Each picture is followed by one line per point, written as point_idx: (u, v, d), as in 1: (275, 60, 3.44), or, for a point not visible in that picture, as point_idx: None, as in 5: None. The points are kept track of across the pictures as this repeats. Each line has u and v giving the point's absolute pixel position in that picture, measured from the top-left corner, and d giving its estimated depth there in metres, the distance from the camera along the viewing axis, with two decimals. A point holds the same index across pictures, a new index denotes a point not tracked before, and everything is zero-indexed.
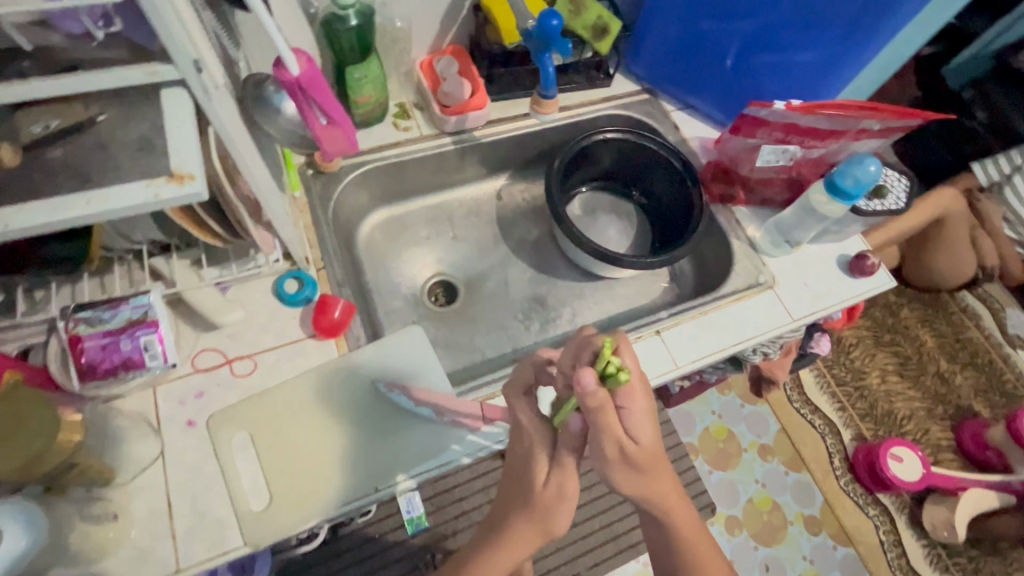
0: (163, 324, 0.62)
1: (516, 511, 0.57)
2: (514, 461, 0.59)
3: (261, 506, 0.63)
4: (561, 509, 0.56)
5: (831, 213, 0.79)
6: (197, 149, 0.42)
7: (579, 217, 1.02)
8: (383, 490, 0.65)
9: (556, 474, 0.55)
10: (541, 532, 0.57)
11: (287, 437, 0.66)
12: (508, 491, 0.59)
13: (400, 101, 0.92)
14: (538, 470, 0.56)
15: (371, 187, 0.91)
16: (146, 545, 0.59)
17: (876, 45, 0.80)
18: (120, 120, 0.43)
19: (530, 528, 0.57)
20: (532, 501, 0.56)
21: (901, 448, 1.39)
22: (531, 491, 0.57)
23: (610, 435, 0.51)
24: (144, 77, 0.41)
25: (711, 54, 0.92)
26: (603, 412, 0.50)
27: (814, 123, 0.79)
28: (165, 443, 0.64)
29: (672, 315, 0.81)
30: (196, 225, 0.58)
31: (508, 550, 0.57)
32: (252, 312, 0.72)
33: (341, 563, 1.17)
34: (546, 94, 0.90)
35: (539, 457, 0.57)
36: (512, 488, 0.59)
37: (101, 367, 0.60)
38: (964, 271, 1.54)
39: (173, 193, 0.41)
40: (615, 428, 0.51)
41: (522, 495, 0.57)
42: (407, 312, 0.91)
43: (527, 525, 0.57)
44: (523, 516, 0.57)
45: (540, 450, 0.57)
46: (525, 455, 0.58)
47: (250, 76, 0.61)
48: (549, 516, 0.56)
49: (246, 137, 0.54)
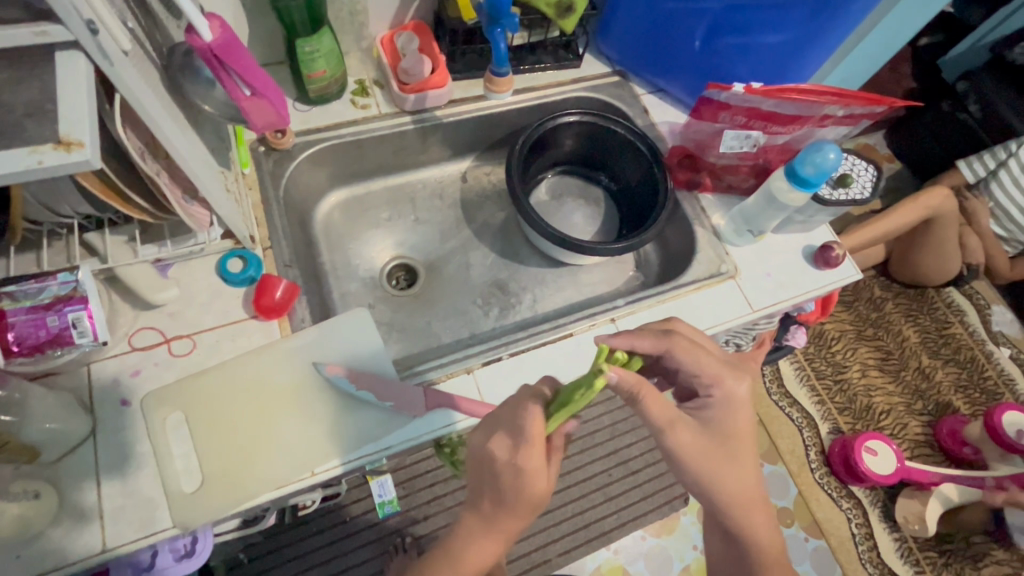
0: (94, 301, 0.59)
1: (489, 503, 0.54)
2: (474, 460, 0.56)
3: (192, 487, 0.62)
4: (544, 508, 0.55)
5: (793, 202, 0.77)
6: (91, 117, 0.41)
7: (544, 202, 1.00)
8: (319, 474, 0.64)
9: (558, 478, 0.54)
10: (524, 520, 0.55)
11: (223, 418, 0.65)
12: (478, 491, 0.55)
13: (360, 78, 0.90)
14: (541, 484, 0.52)
15: (328, 166, 0.89)
16: (71, 526, 0.58)
17: (843, 26, 0.78)
18: (9, 83, 0.41)
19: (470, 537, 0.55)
20: (508, 497, 0.53)
21: (876, 441, 1.38)
22: (523, 498, 0.52)
23: (645, 411, 0.55)
24: (33, 39, 0.40)
25: (680, 37, 0.89)
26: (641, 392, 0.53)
27: (776, 108, 0.78)
28: (97, 421, 0.63)
29: (628, 304, 0.79)
30: (116, 196, 0.55)
31: (497, 536, 0.55)
32: (191, 290, 0.70)
33: (310, 545, 1.17)
34: (499, 71, 0.87)
35: (536, 473, 0.51)
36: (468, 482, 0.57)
37: (27, 342, 0.58)
38: (950, 270, 1.51)
39: (59, 160, 0.40)
40: (660, 400, 0.55)
41: (499, 497, 0.53)
42: (364, 295, 0.89)
43: (518, 518, 0.54)
44: (468, 513, 0.56)
45: (538, 470, 0.51)
46: (515, 481, 0.52)
47: (178, 43, 0.58)
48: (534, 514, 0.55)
49: (167, 107, 0.52)
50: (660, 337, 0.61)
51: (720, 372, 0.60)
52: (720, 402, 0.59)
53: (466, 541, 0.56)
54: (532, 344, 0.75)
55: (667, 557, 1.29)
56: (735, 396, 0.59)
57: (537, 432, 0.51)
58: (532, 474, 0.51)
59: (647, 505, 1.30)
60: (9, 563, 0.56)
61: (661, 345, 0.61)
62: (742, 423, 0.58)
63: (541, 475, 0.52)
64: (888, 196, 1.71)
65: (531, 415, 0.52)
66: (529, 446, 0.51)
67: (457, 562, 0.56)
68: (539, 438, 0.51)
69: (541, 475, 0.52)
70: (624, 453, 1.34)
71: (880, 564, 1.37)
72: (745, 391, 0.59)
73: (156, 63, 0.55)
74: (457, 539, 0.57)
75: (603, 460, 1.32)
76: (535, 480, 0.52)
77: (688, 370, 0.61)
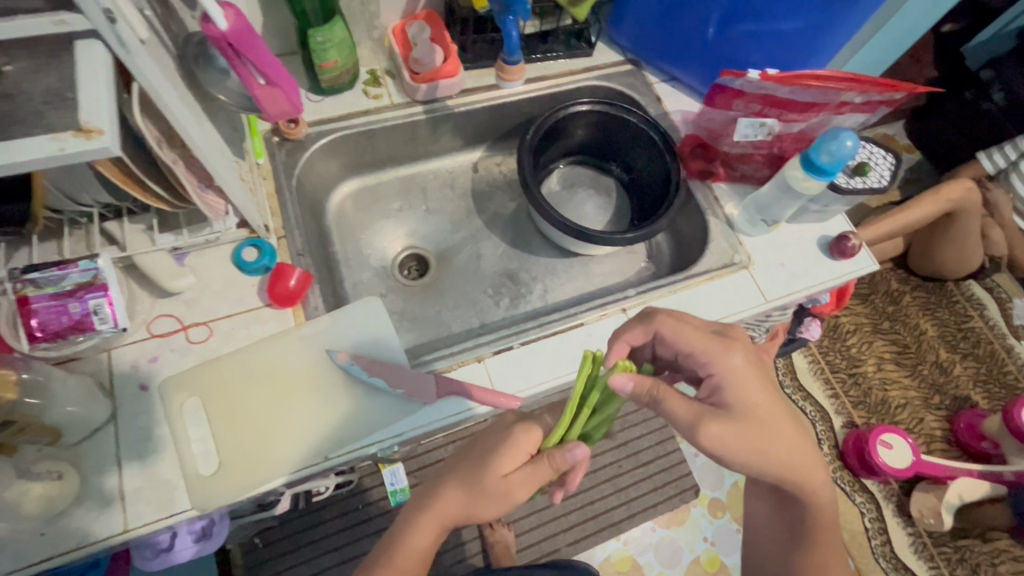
0: (114, 288, 0.61)
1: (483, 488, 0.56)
2: (469, 454, 0.60)
3: (209, 470, 0.63)
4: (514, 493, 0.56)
5: (809, 190, 0.76)
6: (110, 102, 0.42)
7: (556, 192, 1.00)
8: (333, 459, 0.65)
9: (525, 470, 0.56)
10: (500, 505, 0.56)
11: (239, 403, 0.67)
12: (462, 463, 0.59)
13: (372, 67, 0.90)
14: (504, 467, 0.56)
15: (340, 157, 0.90)
16: (93, 507, 0.60)
17: (863, 13, 0.76)
18: (30, 72, 0.42)
19: (424, 522, 0.58)
20: (469, 471, 0.58)
21: (891, 434, 1.35)
22: (478, 473, 0.57)
23: (667, 408, 0.56)
24: (52, 28, 0.40)
25: (694, 24, 0.88)
26: (661, 391, 0.55)
27: (792, 95, 0.78)
28: (117, 405, 0.64)
29: (639, 294, 0.79)
30: (133, 184, 0.56)
31: (432, 518, 0.58)
32: (207, 278, 0.72)
33: (324, 531, 1.19)
34: (511, 59, 0.87)
35: (511, 452, 0.57)
36: (452, 466, 0.60)
37: (50, 328, 0.60)
38: (971, 262, 1.48)
39: (80, 147, 0.41)
40: (682, 399, 0.56)
41: (474, 477, 0.57)
42: (376, 284, 0.90)
43: (458, 493, 0.57)
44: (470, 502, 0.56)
45: (513, 455, 0.57)
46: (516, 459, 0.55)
47: (193, 33, 0.59)
48: (483, 501, 0.56)
49: (182, 97, 0.53)
50: (645, 324, 0.64)
51: (710, 349, 0.60)
52: (721, 379, 0.59)
53: (413, 521, 0.58)
54: (542, 334, 0.75)
55: (677, 548, 1.28)
56: (735, 371, 0.59)
57: (528, 440, 0.57)
58: (511, 445, 0.57)
59: (657, 496, 1.30)
60: (34, 541, 0.57)
61: (649, 329, 0.63)
62: (755, 394, 0.59)
63: (511, 458, 0.57)
64: (907, 187, 1.67)
65: (529, 434, 0.58)
66: (527, 430, 0.58)
67: (395, 546, 0.58)
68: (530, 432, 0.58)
69: (518, 450, 0.57)
70: (634, 444, 1.34)
71: (893, 559, 1.36)
72: (739, 362, 0.59)
73: (170, 53, 0.55)
74: (408, 522, 0.59)
75: (613, 451, 1.33)
76: (503, 457, 0.56)
77: (680, 349, 0.62)
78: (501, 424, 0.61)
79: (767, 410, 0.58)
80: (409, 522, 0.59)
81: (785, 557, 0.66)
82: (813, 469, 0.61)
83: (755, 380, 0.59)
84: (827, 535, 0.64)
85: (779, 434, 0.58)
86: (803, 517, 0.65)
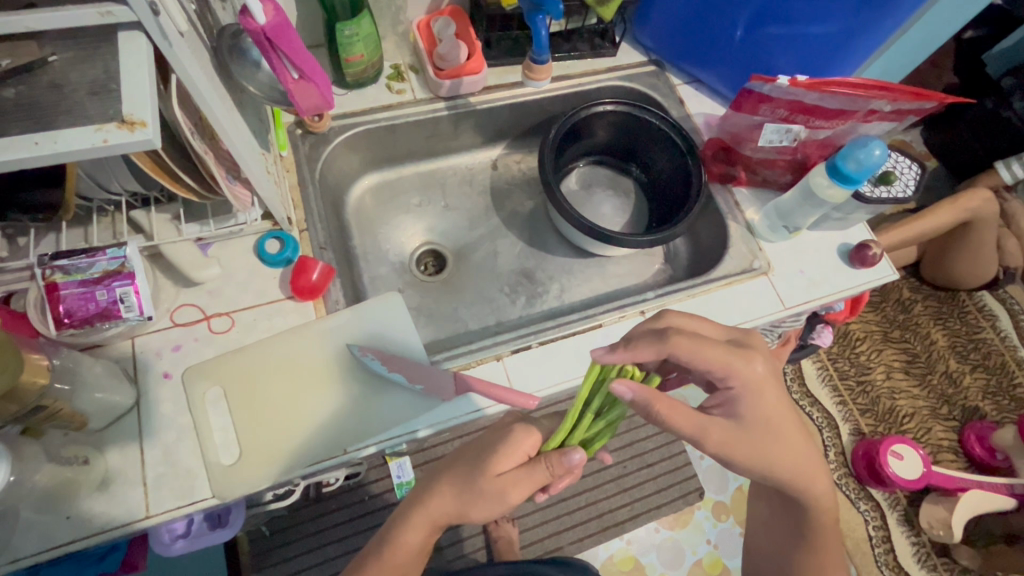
0: (140, 277, 0.61)
1: (488, 490, 0.55)
2: (473, 448, 0.60)
3: (230, 460, 0.64)
4: (509, 497, 0.55)
5: (833, 198, 0.76)
6: (151, 93, 0.42)
7: (574, 191, 1.00)
8: (351, 453, 0.66)
9: (520, 471, 0.55)
10: (498, 507, 0.56)
11: (260, 394, 0.67)
12: (458, 462, 0.59)
13: (395, 62, 0.90)
14: (503, 465, 0.56)
15: (361, 151, 0.90)
16: (117, 491, 0.60)
17: (897, 16, 0.75)
18: (74, 62, 0.43)
19: (421, 517, 0.59)
20: (468, 469, 0.58)
21: (902, 445, 1.35)
22: (476, 471, 0.56)
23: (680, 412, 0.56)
24: (100, 19, 0.41)
25: (721, 26, 0.87)
26: (657, 402, 0.53)
27: (820, 101, 0.76)
28: (142, 392, 0.65)
29: (658, 296, 0.79)
30: (166, 174, 0.56)
31: (423, 514, 0.59)
32: (230, 269, 0.72)
33: (330, 521, 1.20)
34: (538, 59, 0.87)
35: (510, 451, 0.56)
36: (455, 462, 0.60)
37: (77, 315, 0.60)
38: (985, 271, 1.47)
39: (122, 139, 0.41)
40: (687, 413, 0.55)
41: (472, 475, 0.57)
42: (392, 279, 0.91)
43: (452, 490, 0.58)
44: (478, 502, 0.56)
45: (513, 452, 0.56)
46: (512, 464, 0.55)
47: (227, 25, 0.60)
48: (476, 500, 0.56)
49: (215, 88, 0.53)
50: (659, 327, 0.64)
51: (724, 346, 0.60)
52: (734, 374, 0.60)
53: (408, 518, 0.60)
54: (560, 334, 0.75)
55: (680, 549, 1.29)
56: (749, 378, 0.58)
57: (526, 446, 0.57)
58: (514, 443, 0.57)
59: (662, 497, 1.31)
60: (59, 523, 0.58)
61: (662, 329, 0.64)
62: (767, 399, 0.58)
63: (508, 456, 0.56)
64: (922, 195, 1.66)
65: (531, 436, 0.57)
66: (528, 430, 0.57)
67: (393, 541, 0.60)
68: (529, 433, 0.57)
69: (515, 450, 0.56)
70: (640, 445, 1.34)
71: (896, 568, 1.36)
72: (758, 369, 0.59)
73: (206, 44, 0.56)
74: (404, 518, 0.60)
75: (620, 451, 1.33)
76: (500, 457, 0.56)
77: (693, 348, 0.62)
78: (501, 425, 0.61)
79: (782, 413, 0.58)
80: (404, 520, 0.60)
81: (786, 557, 0.67)
82: (821, 471, 0.61)
83: (768, 384, 0.60)
84: (828, 538, 0.64)
85: (795, 441, 0.58)
86: (806, 517, 0.65)
